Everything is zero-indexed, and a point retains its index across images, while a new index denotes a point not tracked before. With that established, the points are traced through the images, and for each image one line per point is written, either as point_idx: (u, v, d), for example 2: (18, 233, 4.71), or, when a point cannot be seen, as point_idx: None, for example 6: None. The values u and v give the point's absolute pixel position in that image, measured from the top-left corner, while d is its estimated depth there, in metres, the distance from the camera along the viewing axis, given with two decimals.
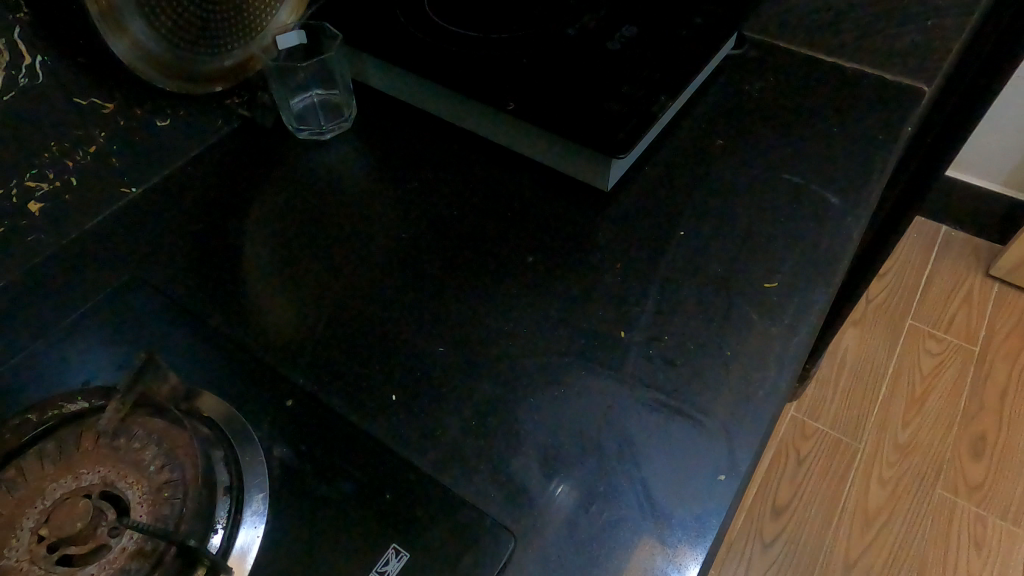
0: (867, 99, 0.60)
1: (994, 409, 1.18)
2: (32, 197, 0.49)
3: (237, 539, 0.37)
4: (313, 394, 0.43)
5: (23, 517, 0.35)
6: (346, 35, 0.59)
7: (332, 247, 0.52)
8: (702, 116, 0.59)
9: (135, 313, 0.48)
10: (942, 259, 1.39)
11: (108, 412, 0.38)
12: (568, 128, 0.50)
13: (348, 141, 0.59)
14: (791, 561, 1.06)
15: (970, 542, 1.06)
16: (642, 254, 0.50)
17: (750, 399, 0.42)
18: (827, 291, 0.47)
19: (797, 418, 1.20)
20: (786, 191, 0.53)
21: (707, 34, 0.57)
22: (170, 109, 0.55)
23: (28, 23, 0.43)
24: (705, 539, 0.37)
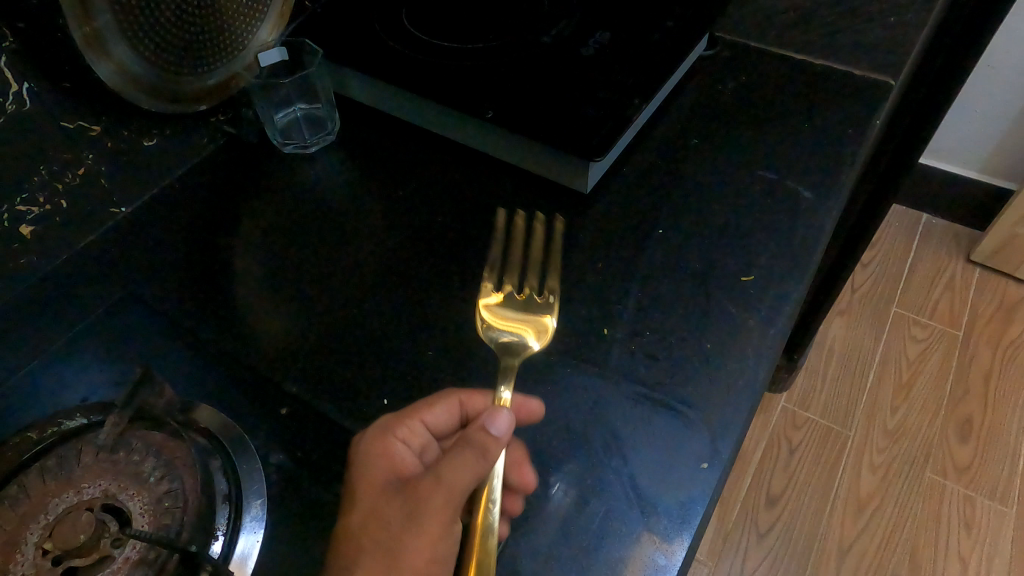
0: (836, 94, 0.62)
1: (979, 392, 1.20)
2: (22, 222, 0.50)
3: (237, 545, 0.38)
4: (306, 401, 0.44)
5: (27, 532, 0.36)
6: (327, 50, 0.60)
7: (320, 257, 0.53)
8: (677, 117, 0.61)
9: (129, 329, 0.49)
10: (924, 247, 1.42)
11: (107, 427, 0.40)
12: (546, 134, 0.51)
13: (333, 154, 0.61)
14: (786, 548, 1.08)
15: (960, 523, 1.08)
16: (624, 253, 0.52)
17: (731, 388, 0.43)
18: (801, 282, 0.48)
19: (787, 409, 1.22)
20: (760, 187, 0.55)
21: (678, 37, 0.59)
22: (155, 128, 0.56)
23: (14, 52, 0.45)
24: (690, 525, 0.38)
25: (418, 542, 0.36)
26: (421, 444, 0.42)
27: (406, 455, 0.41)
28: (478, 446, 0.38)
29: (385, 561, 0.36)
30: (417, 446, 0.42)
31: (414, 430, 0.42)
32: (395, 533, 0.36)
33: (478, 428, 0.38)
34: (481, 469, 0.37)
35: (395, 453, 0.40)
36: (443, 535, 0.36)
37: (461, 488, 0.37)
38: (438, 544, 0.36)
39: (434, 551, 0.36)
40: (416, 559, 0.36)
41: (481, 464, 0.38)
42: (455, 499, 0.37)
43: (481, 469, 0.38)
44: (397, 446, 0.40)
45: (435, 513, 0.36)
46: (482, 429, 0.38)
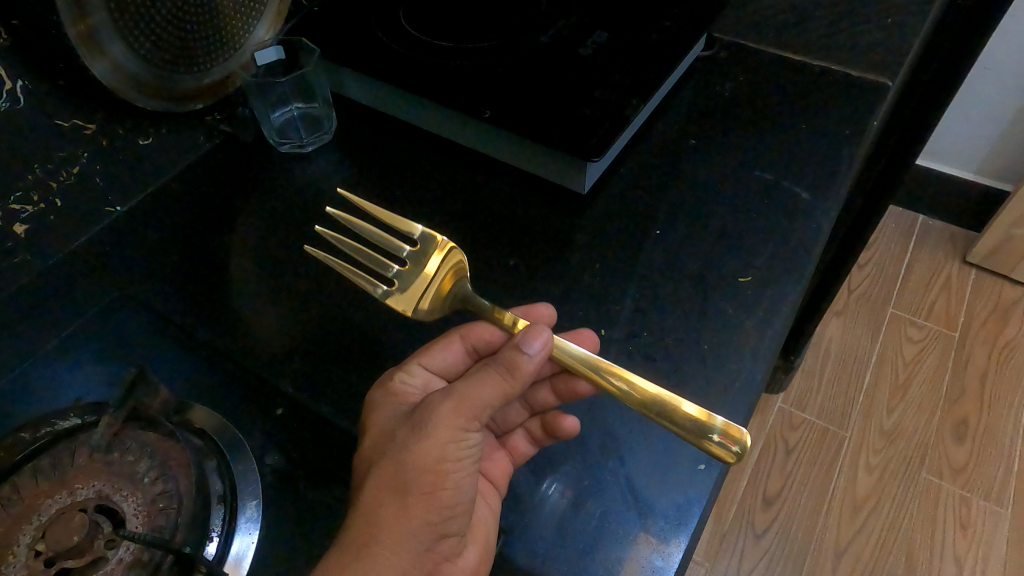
0: (833, 95, 0.62)
1: (975, 392, 1.21)
2: (16, 221, 0.49)
3: (232, 547, 0.38)
4: (302, 401, 0.44)
5: (20, 533, 0.36)
6: (323, 48, 0.59)
7: (314, 256, 0.53)
8: (674, 118, 0.61)
9: (125, 329, 0.49)
10: (920, 248, 1.42)
11: (102, 428, 0.39)
12: (543, 134, 0.51)
13: (330, 153, 0.60)
14: (783, 548, 1.08)
15: (956, 523, 1.08)
16: (622, 253, 0.52)
17: (728, 389, 0.43)
18: (799, 283, 0.48)
19: (784, 409, 1.22)
20: (758, 188, 0.55)
21: (676, 37, 0.59)
22: (151, 127, 0.55)
23: (8, 50, 0.45)
24: (687, 527, 0.38)
25: (427, 445, 0.37)
26: (423, 384, 0.44)
27: (411, 391, 0.42)
28: (505, 362, 0.39)
29: (395, 465, 0.37)
30: (420, 385, 0.43)
31: (417, 369, 0.43)
32: (402, 444, 0.37)
33: (511, 346, 0.39)
34: (505, 385, 0.39)
35: (399, 390, 0.42)
36: (454, 439, 0.38)
37: (478, 398, 0.38)
38: (449, 446, 0.38)
39: (444, 452, 0.37)
40: (423, 460, 0.37)
41: (505, 381, 0.39)
42: (470, 409, 0.38)
43: (504, 385, 0.39)
44: (401, 384, 0.42)
45: (447, 420, 0.38)
46: (516, 348, 0.39)
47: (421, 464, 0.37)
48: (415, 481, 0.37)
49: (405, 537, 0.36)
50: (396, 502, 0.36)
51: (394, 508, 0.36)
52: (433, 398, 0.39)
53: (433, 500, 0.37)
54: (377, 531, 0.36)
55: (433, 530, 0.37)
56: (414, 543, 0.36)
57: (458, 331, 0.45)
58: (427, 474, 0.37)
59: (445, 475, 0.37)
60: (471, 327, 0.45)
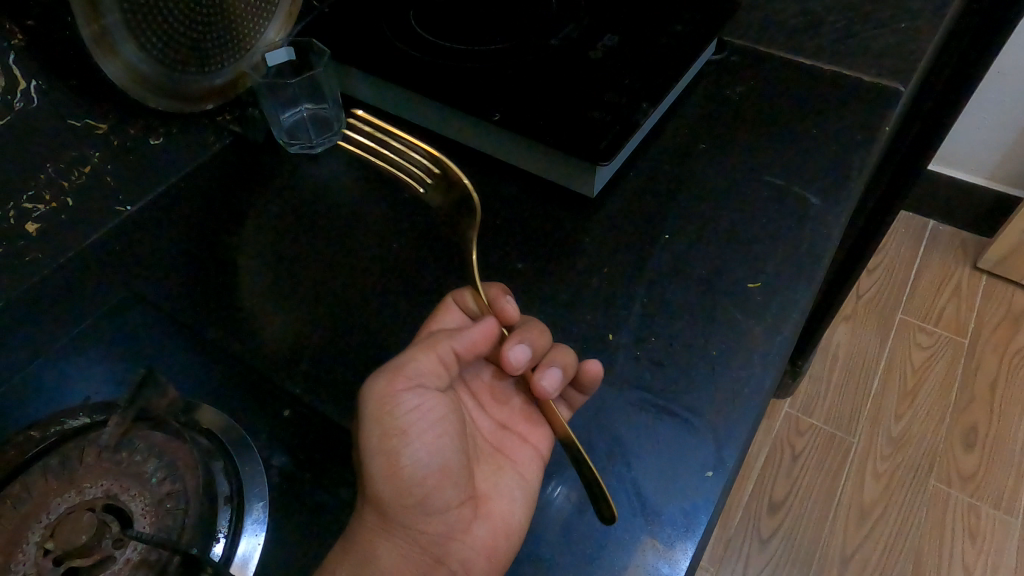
0: (845, 100, 0.62)
1: (984, 399, 1.20)
2: (29, 218, 0.49)
3: (238, 548, 0.38)
4: (309, 402, 0.44)
5: (29, 532, 0.36)
6: (334, 50, 0.59)
7: (322, 257, 0.53)
8: (684, 122, 0.61)
9: (133, 328, 0.49)
10: (930, 254, 1.41)
11: (111, 427, 0.40)
12: (553, 138, 0.51)
13: (339, 154, 0.61)
14: (788, 555, 1.07)
15: (964, 532, 1.07)
16: (630, 257, 0.51)
17: (736, 396, 0.43)
18: (809, 289, 0.48)
19: (791, 414, 1.22)
20: (768, 193, 0.55)
21: (687, 40, 0.59)
22: (162, 126, 0.56)
23: (22, 49, 0.45)
24: (694, 534, 0.38)
25: (370, 427, 0.40)
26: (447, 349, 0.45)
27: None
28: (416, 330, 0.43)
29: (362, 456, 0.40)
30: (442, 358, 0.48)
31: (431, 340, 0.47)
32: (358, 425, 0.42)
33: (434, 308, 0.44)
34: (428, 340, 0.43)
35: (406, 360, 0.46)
36: (390, 410, 0.41)
37: (406, 361, 0.43)
38: (384, 418, 0.40)
39: (384, 432, 0.40)
40: (371, 445, 0.40)
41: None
42: (400, 378, 0.42)
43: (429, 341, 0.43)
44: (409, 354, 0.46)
45: (378, 394, 0.41)
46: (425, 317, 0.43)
47: (368, 448, 0.40)
48: (375, 469, 0.39)
49: (396, 529, 0.39)
50: (374, 503, 0.39)
51: (373, 509, 0.39)
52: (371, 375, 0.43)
53: (396, 484, 0.39)
54: (363, 531, 0.38)
55: (416, 509, 0.41)
56: (403, 529, 0.40)
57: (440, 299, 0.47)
58: (381, 457, 0.40)
59: (394, 452, 0.40)
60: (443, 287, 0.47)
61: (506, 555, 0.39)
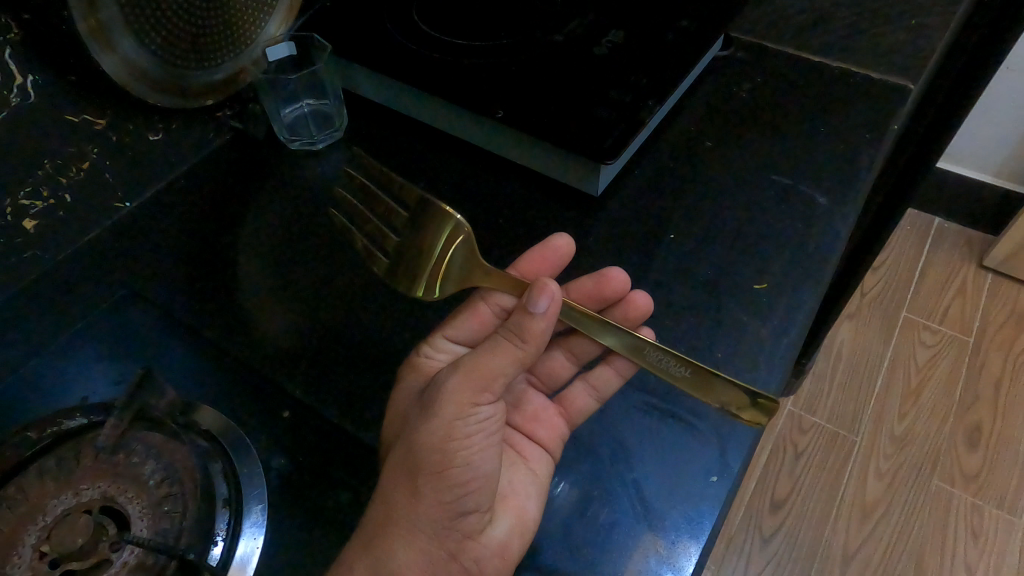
0: (853, 97, 0.61)
1: (989, 399, 1.19)
2: (26, 216, 0.49)
3: (237, 550, 0.38)
4: (309, 404, 0.44)
5: (24, 534, 0.36)
6: (335, 45, 0.59)
7: (322, 256, 0.52)
8: (689, 119, 0.60)
9: (133, 327, 0.49)
10: (935, 251, 1.40)
11: (107, 429, 0.39)
12: (557, 135, 0.50)
13: (340, 151, 0.60)
14: (789, 554, 1.07)
15: (967, 532, 1.07)
16: (634, 257, 0.51)
17: None
18: (815, 291, 0.47)
19: (794, 412, 1.21)
20: (774, 192, 0.54)
21: (694, 37, 0.58)
22: (162, 122, 0.56)
23: (18, 43, 0.45)
24: (698, 539, 0.37)
25: (434, 424, 0.38)
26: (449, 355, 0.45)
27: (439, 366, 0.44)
28: (510, 331, 0.39)
29: (409, 448, 0.38)
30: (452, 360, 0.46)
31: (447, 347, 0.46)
32: (415, 423, 0.38)
33: (519, 309, 0.39)
34: (515, 350, 0.39)
35: (424, 364, 0.43)
36: (461, 416, 0.38)
37: (489, 367, 0.38)
38: (456, 423, 0.38)
39: (450, 430, 0.38)
40: (430, 442, 0.38)
41: (518, 346, 0.39)
42: (479, 381, 0.38)
43: (516, 350, 0.39)
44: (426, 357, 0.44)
45: (454, 394, 0.38)
46: (524, 311, 0.38)
47: (428, 444, 0.38)
48: (426, 463, 0.37)
49: (418, 518, 0.37)
50: (408, 482, 0.37)
51: (406, 492, 0.37)
52: (443, 372, 0.40)
53: (441, 481, 0.38)
54: (393, 513, 0.37)
55: (449, 507, 0.38)
56: (428, 521, 0.38)
57: (523, 299, 0.39)
58: (435, 454, 0.37)
59: (452, 452, 0.38)
60: (529, 291, 0.39)
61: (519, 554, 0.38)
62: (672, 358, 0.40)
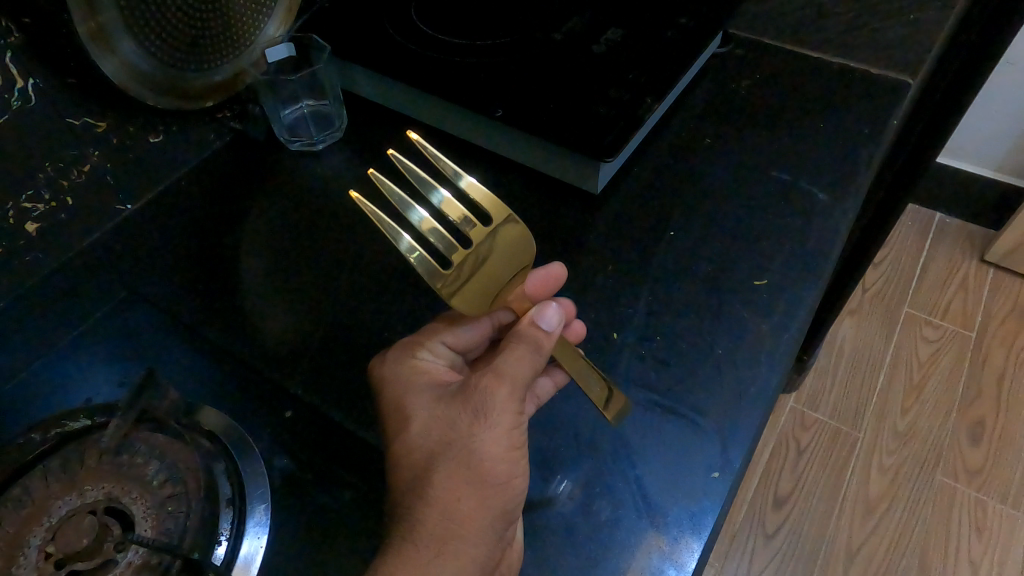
0: (853, 92, 0.61)
1: (991, 393, 1.19)
2: (28, 219, 0.48)
3: (241, 550, 0.38)
4: (311, 403, 0.44)
5: (29, 536, 0.36)
6: (335, 46, 0.59)
7: (323, 256, 0.53)
8: (689, 116, 0.60)
9: (135, 329, 0.49)
10: (936, 247, 1.40)
11: (111, 430, 0.39)
12: (557, 133, 0.50)
13: (340, 151, 0.60)
14: (793, 551, 1.07)
15: (971, 527, 1.07)
16: (633, 255, 0.51)
17: (742, 395, 0.43)
18: (816, 286, 0.47)
19: (796, 409, 1.21)
20: (774, 188, 0.54)
21: (693, 33, 0.58)
22: (162, 125, 0.56)
23: (19, 47, 0.44)
24: (701, 535, 0.38)
25: (497, 433, 0.37)
26: (445, 359, 0.44)
27: (437, 367, 0.42)
28: (533, 340, 0.40)
29: (468, 456, 0.37)
30: (446, 364, 0.44)
31: (441, 351, 0.44)
32: (467, 434, 0.38)
33: (528, 324, 0.41)
34: (536, 360, 0.40)
35: (423, 368, 0.42)
36: (516, 424, 0.38)
37: (522, 375, 0.39)
38: (516, 432, 0.38)
39: (513, 439, 0.37)
40: (494, 451, 0.37)
41: (536, 354, 0.40)
42: (521, 388, 0.38)
43: (537, 360, 0.40)
44: (423, 361, 0.42)
45: (505, 404, 0.38)
46: (535, 324, 0.41)
47: (493, 455, 0.37)
48: (494, 474, 0.37)
49: (482, 526, 0.36)
50: (467, 487, 0.37)
51: (472, 501, 0.36)
52: (487, 383, 0.38)
53: (504, 490, 0.37)
54: (452, 525, 0.36)
55: (505, 516, 0.37)
56: (489, 529, 0.36)
57: (528, 316, 0.42)
58: (501, 464, 0.37)
59: (516, 459, 0.37)
60: (538, 306, 0.41)
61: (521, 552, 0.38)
62: (594, 372, 0.42)
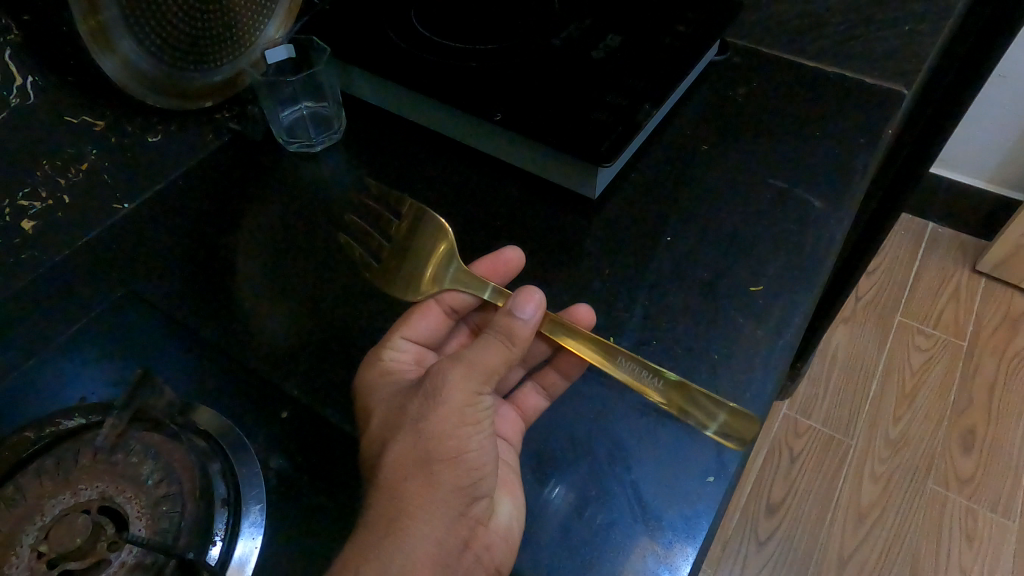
0: (848, 102, 0.61)
1: (983, 402, 1.20)
2: (25, 216, 0.49)
3: (235, 550, 0.38)
4: (307, 404, 0.44)
5: (22, 534, 0.36)
6: (335, 48, 0.59)
7: (322, 258, 0.53)
8: (686, 123, 0.60)
9: (131, 328, 0.49)
10: (928, 256, 1.41)
11: (107, 429, 0.39)
12: (556, 138, 0.51)
13: (338, 153, 0.60)
14: (785, 558, 1.07)
15: (961, 535, 1.07)
16: (631, 260, 0.51)
17: (737, 401, 0.43)
18: (811, 293, 0.48)
19: (789, 416, 1.21)
20: (769, 195, 0.54)
21: (691, 41, 0.58)
22: (160, 124, 0.56)
23: (20, 45, 0.46)
24: (695, 539, 0.38)
25: (444, 411, 0.39)
26: (410, 353, 0.46)
27: (404, 365, 0.44)
28: (505, 329, 0.40)
29: (418, 437, 0.38)
30: (411, 358, 0.46)
31: (407, 346, 0.46)
32: (419, 415, 0.39)
33: (504, 313, 0.41)
34: (506, 350, 0.40)
35: (391, 367, 0.43)
36: (469, 403, 0.39)
37: (480, 362, 0.40)
38: (467, 410, 0.39)
39: (463, 416, 0.39)
40: (443, 428, 0.38)
41: (506, 346, 0.40)
42: (479, 372, 0.40)
43: (506, 351, 0.40)
44: (390, 360, 0.43)
45: (459, 384, 0.39)
46: (510, 315, 0.40)
47: (442, 432, 0.38)
48: (440, 451, 0.38)
49: (437, 503, 0.38)
50: (420, 470, 0.38)
51: (420, 481, 0.38)
52: (440, 365, 0.40)
53: (455, 465, 0.38)
54: (401, 505, 0.37)
55: (464, 493, 0.39)
56: (447, 507, 0.38)
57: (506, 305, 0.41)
58: (448, 440, 0.38)
59: (466, 436, 0.39)
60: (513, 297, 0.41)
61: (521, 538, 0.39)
62: (647, 369, 0.42)
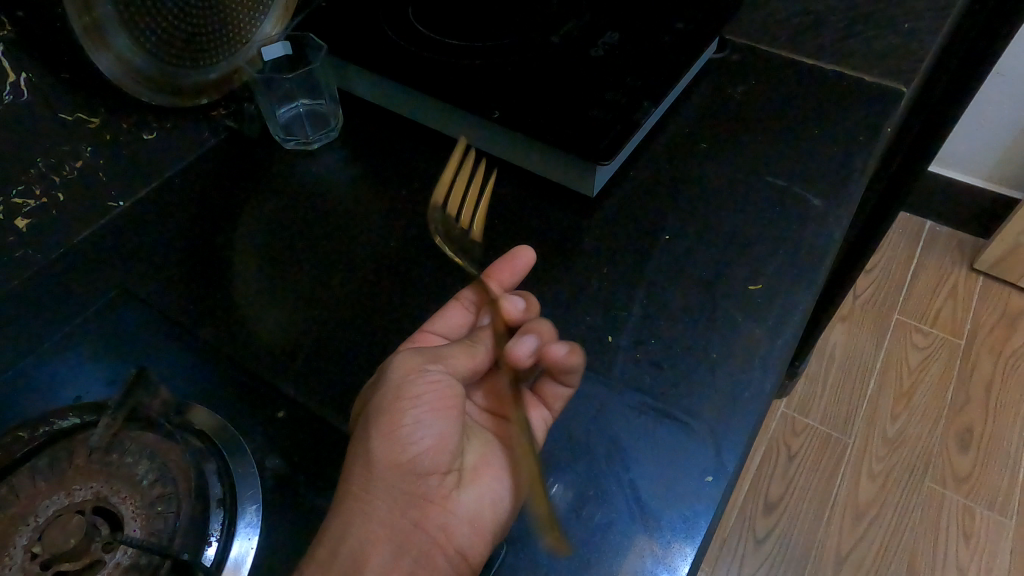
0: (847, 100, 0.61)
1: (980, 400, 1.20)
2: (18, 215, 0.49)
3: (231, 551, 0.37)
4: (304, 403, 0.44)
5: (16, 535, 0.36)
6: (331, 45, 0.58)
7: (319, 256, 0.52)
8: (684, 121, 0.60)
9: (126, 328, 0.49)
10: (926, 254, 1.41)
11: (101, 429, 0.40)
12: (554, 136, 0.50)
13: (335, 150, 0.60)
14: (782, 556, 1.07)
15: (958, 533, 1.07)
16: (629, 258, 0.51)
17: (737, 400, 0.43)
18: (810, 292, 0.48)
19: (787, 414, 1.21)
20: (768, 193, 0.54)
21: (689, 38, 0.58)
22: (156, 122, 0.55)
23: (12, 40, 0.44)
24: (694, 539, 0.38)
25: (385, 388, 0.39)
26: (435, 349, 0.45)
27: None
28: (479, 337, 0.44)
29: (366, 417, 0.39)
30: None
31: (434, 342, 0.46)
32: (371, 396, 0.40)
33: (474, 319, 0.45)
34: (470, 347, 0.43)
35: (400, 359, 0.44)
36: (409, 377, 0.39)
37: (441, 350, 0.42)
38: (406, 385, 0.39)
39: (400, 390, 0.39)
40: (381, 403, 0.39)
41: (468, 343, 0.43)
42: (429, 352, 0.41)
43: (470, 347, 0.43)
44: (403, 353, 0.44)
45: (404, 361, 0.40)
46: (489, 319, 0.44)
47: (380, 407, 0.39)
48: (376, 428, 0.38)
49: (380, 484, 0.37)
50: (362, 448, 0.38)
51: (360, 461, 0.38)
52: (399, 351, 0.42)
53: (393, 441, 0.38)
54: (347, 484, 0.37)
55: (405, 471, 0.38)
56: (392, 487, 0.38)
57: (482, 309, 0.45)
58: (384, 413, 0.38)
59: (401, 410, 0.38)
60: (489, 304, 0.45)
61: (494, 526, 0.38)
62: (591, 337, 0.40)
